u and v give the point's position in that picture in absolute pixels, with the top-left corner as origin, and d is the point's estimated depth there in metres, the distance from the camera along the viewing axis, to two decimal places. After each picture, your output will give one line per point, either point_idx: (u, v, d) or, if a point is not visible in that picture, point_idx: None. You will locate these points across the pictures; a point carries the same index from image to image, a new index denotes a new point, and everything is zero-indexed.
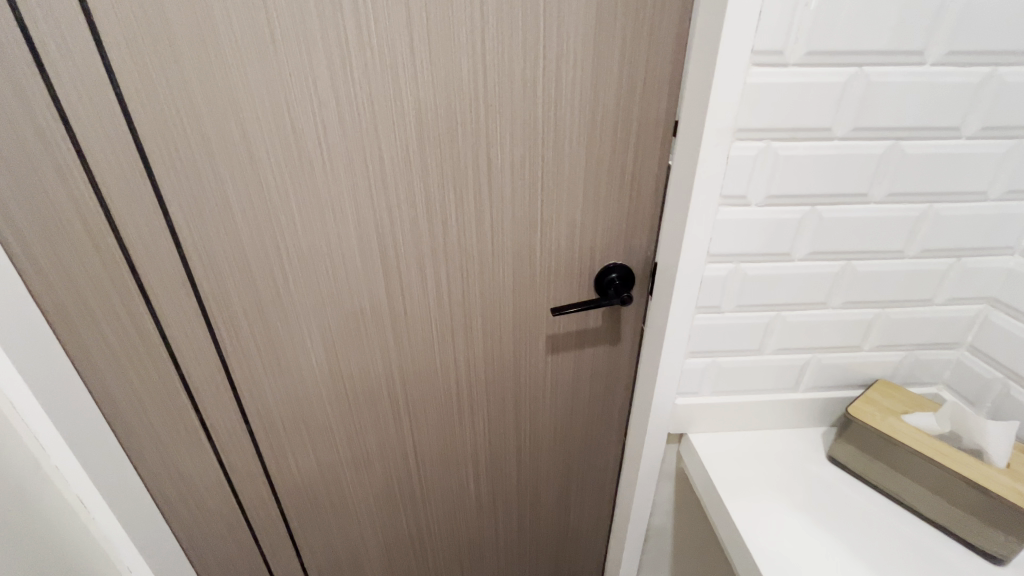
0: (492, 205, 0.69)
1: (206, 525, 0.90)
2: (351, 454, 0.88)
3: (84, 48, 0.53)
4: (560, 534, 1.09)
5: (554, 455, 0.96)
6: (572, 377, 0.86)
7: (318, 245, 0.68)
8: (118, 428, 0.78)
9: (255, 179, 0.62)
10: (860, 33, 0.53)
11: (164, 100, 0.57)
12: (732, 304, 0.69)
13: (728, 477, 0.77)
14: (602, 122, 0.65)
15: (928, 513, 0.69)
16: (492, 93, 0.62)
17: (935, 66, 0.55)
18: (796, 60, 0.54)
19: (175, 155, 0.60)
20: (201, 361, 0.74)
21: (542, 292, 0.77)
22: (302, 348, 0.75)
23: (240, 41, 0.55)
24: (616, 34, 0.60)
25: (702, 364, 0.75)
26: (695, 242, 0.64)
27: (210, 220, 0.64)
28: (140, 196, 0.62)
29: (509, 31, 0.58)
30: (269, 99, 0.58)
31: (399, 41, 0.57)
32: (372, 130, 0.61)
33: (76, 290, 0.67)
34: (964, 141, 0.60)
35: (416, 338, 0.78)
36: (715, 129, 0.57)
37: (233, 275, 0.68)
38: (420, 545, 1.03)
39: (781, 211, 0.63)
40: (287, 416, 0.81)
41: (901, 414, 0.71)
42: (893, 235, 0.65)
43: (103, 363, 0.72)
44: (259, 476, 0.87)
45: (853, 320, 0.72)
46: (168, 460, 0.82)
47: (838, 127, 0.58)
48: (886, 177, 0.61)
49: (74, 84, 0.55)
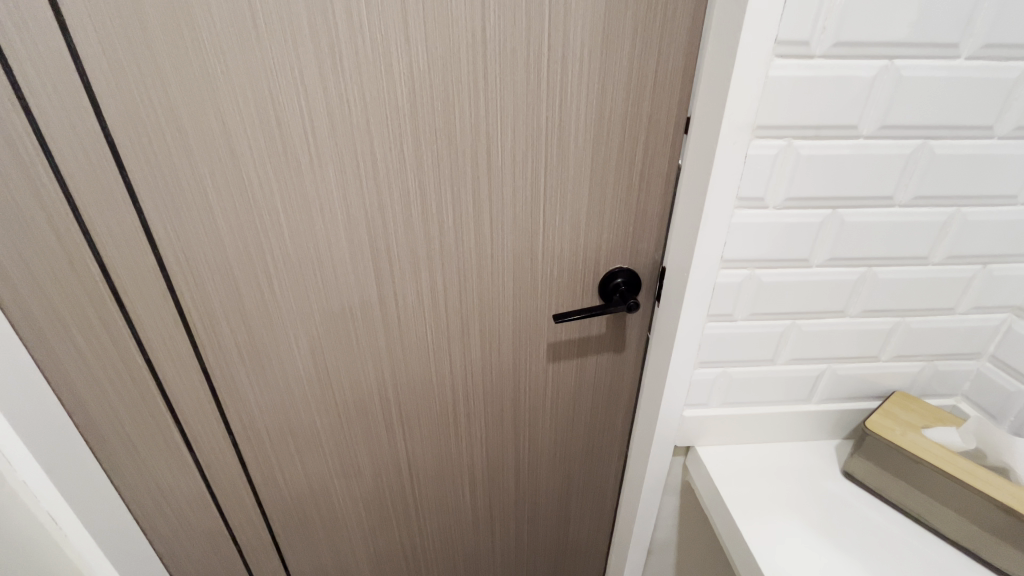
0: (492, 207, 0.65)
1: (188, 540, 0.86)
2: (341, 465, 0.83)
3: (47, 31, 0.48)
4: (558, 547, 1.04)
5: (555, 464, 0.91)
6: (574, 386, 0.82)
7: (306, 248, 0.63)
8: (94, 440, 0.73)
9: (237, 175, 0.58)
10: (889, 25, 0.49)
11: (138, 90, 0.52)
12: (744, 312, 0.66)
13: (738, 493, 0.73)
14: (610, 118, 0.61)
15: (950, 533, 0.65)
16: (493, 84, 0.57)
17: (969, 61, 0.51)
18: (821, 52, 0.50)
19: (149, 148, 0.55)
20: (181, 370, 0.70)
21: (544, 298, 0.73)
22: (288, 355, 0.71)
23: (219, 27, 0.50)
24: (626, 24, 0.56)
25: (711, 374, 0.71)
26: (709, 246, 0.60)
27: (188, 219, 0.59)
28: (112, 193, 0.57)
29: (514, 17, 0.54)
30: (253, 91, 0.53)
31: (394, 30, 0.53)
32: (364, 124, 0.57)
33: (44, 296, 0.62)
34: (997, 141, 0.56)
35: (409, 344, 0.74)
36: (734, 126, 0.53)
37: (214, 277, 0.63)
38: (413, 558, 0.98)
39: (799, 215, 0.59)
40: (274, 426, 0.77)
41: (921, 429, 0.67)
42: (917, 241, 0.62)
43: (74, 373, 0.67)
44: (244, 489, 0.82)
45: (871, 329, 0.68)
46: (146, 472, 0.77)
47: (863, 124, 0.54)
48: (912, 179, 0.58)
49: (36, 71, 0.50)
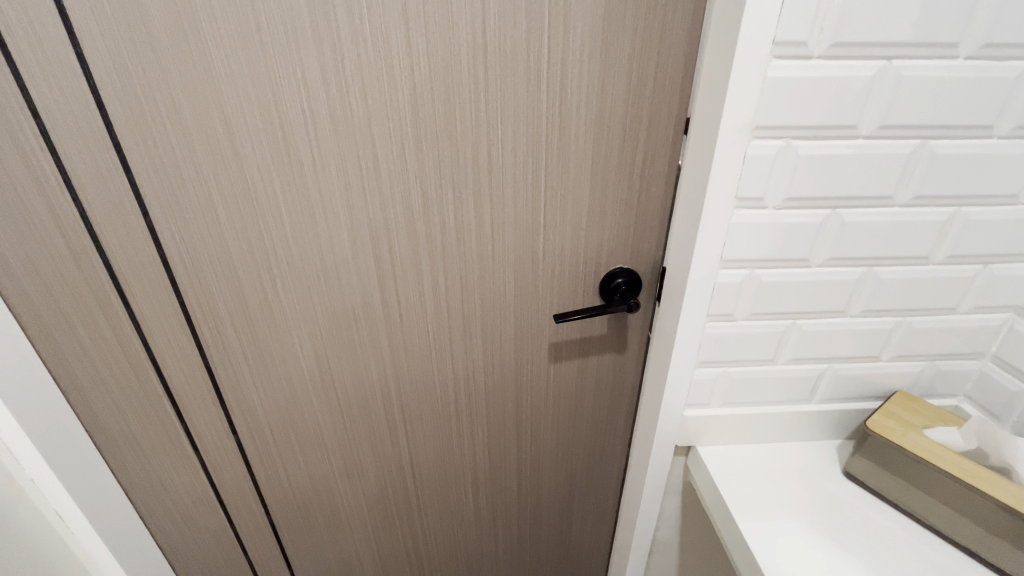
0: (493, 207, 0.65)
1: (193, 538, 0.86)
2: (344, 464, 0.84)
3: (54, 35, 0.49)
4: (561, 547, 1.05)
5: (556, 464, 0.92)
6: (576, 385, 0.83)
7: (309, 248, 0.64)
8: (99, 438, 0.74)
9: (241, 177, 0.58)
10: (887, 25, 0.49)
11: (143, 93, 0.53)
12: (744, 312, 0.66)
13: (739, 493, 0.73)
14: (610, 119, 0.62)
15: (953, 534, 0.65)
16: (493, 85, 0.58)
17: (968, 60, 0.52)
18: (819, 53, 0.50)
19: (154, 150, 0.56)
20: (185, 369, 0.70)
21: (545, 298, 0.73)
22: (291, 354, 0.72)
23: (223, 30, 0.51)
24: (625, 26, 0.57)
25: (712, 374, 0.71)
26: (708, 246, 0.60)
27: (193, 220, 0.60)
28: (118, 194, 0.58)
29: (514, 19, 0.55)
30: (256, 94, 0.54)
31: (395, 33, 0.53)
32: (365, 126, 0.58)
33: (52, 297, 0.63)
34: (997, 141, 0.56)
35: (411, 344, 0.74)
36: (732, 127, 0.53)
37: (218, 277, 0.64)
38: (416, 558, 0.99)
39: (797, 214, 0.59)
40: (277, 426, 0.77)
41: (922, 429, 0.67)
42: (918, 241, 0.62)
43: (80, 371, 0.68)
44: (247, 488, 0.83)
45: (872, 329, 0.68)
46: (151, 470, 0.78)
47: (862, 124, 0.54)
48: (911, 178, 0.58)
49: (44, 74, 0.51)
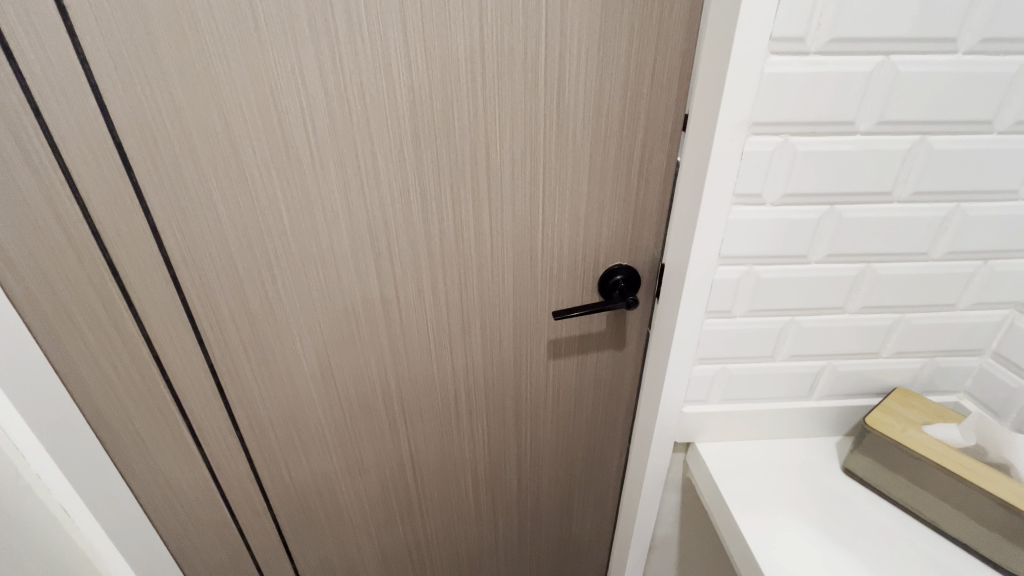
0: (492, 204, 0.65)
1: (196, 532, 0.87)
2: (345, 460, 0.85)
3: (55, 35, 0.50)
4: (561, 543, 1.05)
5: (556, 460, 0.92)
6: (575, 382, 0.83)
7: (309, 246, 0.64)
8: (104, 433, 0.74)
9: (241, 175, 0.59)
10: (885, 20, 0.49)
11: (143, 92, 0.53)
12: (743, 308, 0.66)
13: (738, 489, 0.74)
14: (608, 115, 0.62)
15: (953, 531, 0.65)
16: (491, 83, 0.58)
17: (967, 55, 0.51)
18: (817, 48, 0.50)
19: (155, 149, 0.56)
20: (187, 365, 0.71)
21: (544, 294, 0.74)
22: (291, 351, 0.72)
23: (222, 29, 0.51)
24: (623, 22, 0.56)
25: (711, 370, 0.72)
26: (707, 243, 0.60)
27: (194, 218, 0.60)
28: (119, 193, 0.58)
29: (511, 17, 0.55)
30: (255, 92, 0.54)
31: (393, 31, 0.54)
32: (364, 123, 0.58)
33: (55, 294, 0.63)
34: (996, 136, 0.56)
35: (410, 340, 0.75)
36: (730, 123, 0.53)
37: (219, 274, 0.64)
38: (417, 553, 1.00)
39: (795, 211, 0.59)
40: (278, 422, 0.78)
41: (922, 426, 0.67)
42: (917, 237, 0.62)
43: (84, 367, 0.69)
44: (249, 483, 0.84)
45: (872, 326, 0.68)
46: (155, 465, 0.79)
47: (860, 120, 0.54)
48: (911, 174, 0.57)
49: (45, 73, 0.51)
